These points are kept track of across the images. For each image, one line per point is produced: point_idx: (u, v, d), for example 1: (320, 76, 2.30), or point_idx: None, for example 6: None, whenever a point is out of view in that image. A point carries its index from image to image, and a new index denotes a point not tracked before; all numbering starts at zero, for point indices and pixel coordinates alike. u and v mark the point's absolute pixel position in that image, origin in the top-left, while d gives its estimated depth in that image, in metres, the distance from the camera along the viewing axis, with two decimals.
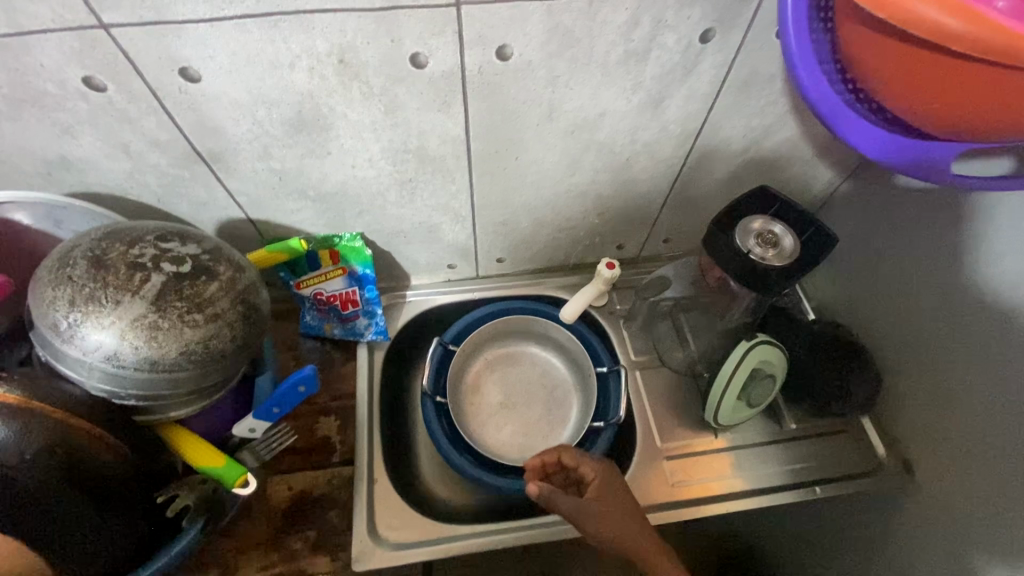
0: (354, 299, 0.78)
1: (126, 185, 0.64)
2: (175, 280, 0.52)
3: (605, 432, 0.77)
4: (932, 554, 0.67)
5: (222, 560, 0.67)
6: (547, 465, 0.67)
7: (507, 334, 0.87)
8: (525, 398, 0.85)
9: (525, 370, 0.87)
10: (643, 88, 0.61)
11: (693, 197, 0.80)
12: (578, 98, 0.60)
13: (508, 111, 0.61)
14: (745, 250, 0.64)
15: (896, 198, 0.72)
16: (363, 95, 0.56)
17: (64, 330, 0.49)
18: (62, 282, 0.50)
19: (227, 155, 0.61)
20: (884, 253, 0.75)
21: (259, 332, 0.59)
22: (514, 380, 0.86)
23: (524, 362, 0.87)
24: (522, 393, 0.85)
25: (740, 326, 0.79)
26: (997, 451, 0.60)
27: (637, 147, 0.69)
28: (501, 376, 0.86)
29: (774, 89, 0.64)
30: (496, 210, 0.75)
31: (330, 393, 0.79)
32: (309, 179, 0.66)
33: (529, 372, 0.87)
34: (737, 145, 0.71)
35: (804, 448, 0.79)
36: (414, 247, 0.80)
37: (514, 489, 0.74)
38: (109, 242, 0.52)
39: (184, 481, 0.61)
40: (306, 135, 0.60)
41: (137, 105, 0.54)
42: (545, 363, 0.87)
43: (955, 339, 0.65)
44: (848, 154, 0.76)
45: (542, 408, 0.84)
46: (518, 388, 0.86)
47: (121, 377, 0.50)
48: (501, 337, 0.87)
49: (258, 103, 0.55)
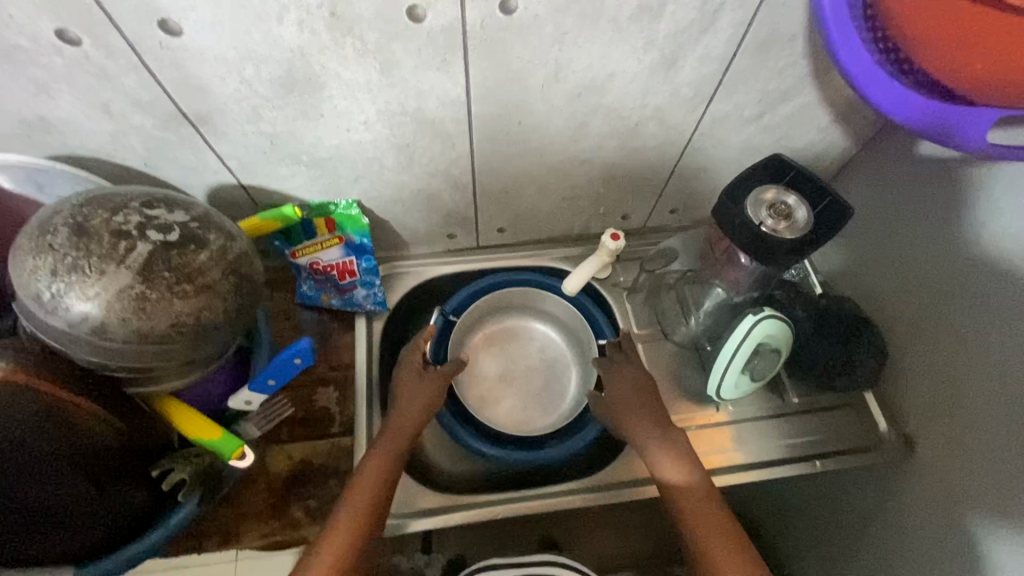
0: (352, 269, 0.76)
1: (111, 148, 0.61)
2: (163, 248, 0.50)
3: None
4: (927, 528, 0.67)
5: (225, 528, 0.69)
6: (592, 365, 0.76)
7: (507, 307, 0.85)
8: (525, 372, 0.84)
9: (525, 344, 0.86)
10: (656, 47, 0.57)
11: (703, 165, 0.77)
12: (587, 57, 0.57)
13: (512, 70, 0.57)
14: (758, 222, 0.62)
15: (917, 167, 0.69)
16: (357, 52, 0.52)
17: (48, 300, 0.47)
18: (43, 250, 0.47)
19: (215, 117, 0.58)
20: (899, 225, 0.72)
21: (253, 304, 0.57)
22: (513, 354, 0.85)
23: (523, 336, 0.86)
24: (523, 367, 0.84)
25: (746, 300, 0.77)
26: (994, 428, 0.60)
27: (648, 111, 0.66)
28: (500, 349, 0.85)
29: (795, 49, 0.60)
30: (498, 178, 0.73)
31: (328, 363, 0.78)
32: (303, 143, 0.63)
33: (529, 346, 0.85)
34: (752, 110, 0.68)
35: (806, 422, 0.79)
36: (413, 216, 0.78)
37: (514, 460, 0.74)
38: (91, 208, 0.50)
39: (179, 453, 0.59)
40: (298, 96, 0.56)
41: (116, 62, 0.51)
42: (545, 338, 0.86)
43: (966, 318, 0.64)
44: (869, 121, 0.72)
45: (541, 383, 0.83)
46: (518, 362, 0.84)
47: (110, 350, 0.49)
48: (501, 310, 0.85)
49: (246, 60, 0.52)
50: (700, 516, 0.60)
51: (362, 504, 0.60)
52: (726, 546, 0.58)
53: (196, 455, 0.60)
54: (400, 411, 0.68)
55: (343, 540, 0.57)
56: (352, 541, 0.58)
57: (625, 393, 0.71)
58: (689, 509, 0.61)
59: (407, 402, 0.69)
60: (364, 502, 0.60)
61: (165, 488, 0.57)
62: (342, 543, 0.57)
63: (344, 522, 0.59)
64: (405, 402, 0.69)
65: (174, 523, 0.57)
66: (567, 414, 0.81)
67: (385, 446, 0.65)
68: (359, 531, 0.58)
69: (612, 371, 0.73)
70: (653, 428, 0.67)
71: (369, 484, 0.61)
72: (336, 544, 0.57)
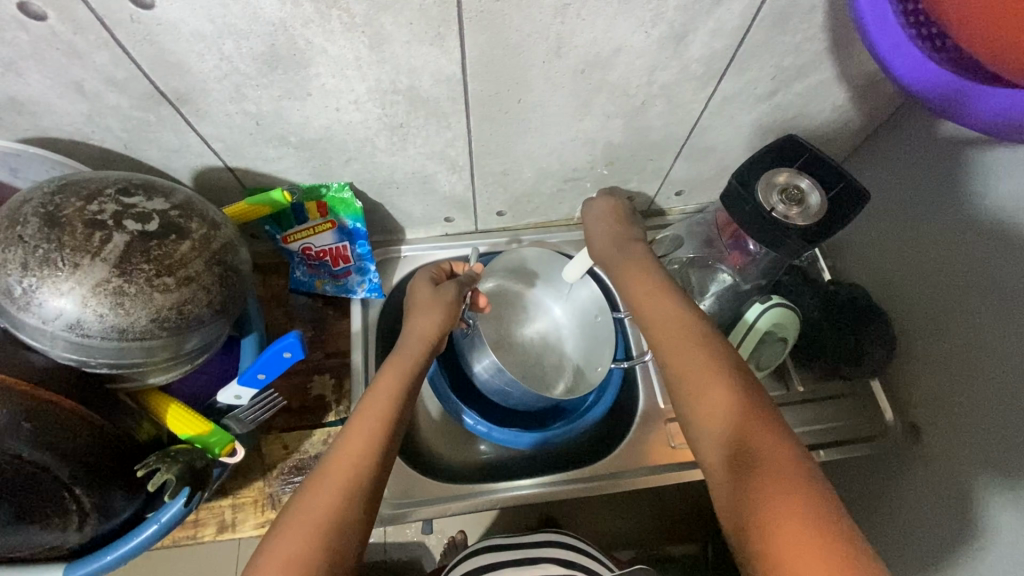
0: (345, 255, 0.75)
1: (86, 129, 0.58)
2: (141, 239, 0.47)
3: (612, 376, 0.77)
4: (933, 523, 0.65)
5: (221, 517, 0.69)
6: (614, 252, 0.68)
7: (522, 276, 0.81)
8: (519, 342, 0.80)
9: (520, 313, 0.82)
10: (665, 19, 0.53)
11: (711, 145, 0.73)
12: (592, 31, 0.53)
13: (511, 46, 0.53)
14: (768, 207, 0.59)
15: (938, 148, 0.65)
16: (344, 26, 0.49)
17: (20, 296, 0.45)
18: (13, 243, 0.45)
19: (196, 96, 0.55)
20: (917, 209, 0.68)
21: (241, 294, 0.55)
22: (511, 322, 0.81)
23: (526, 308, 0.82)
24: (522, 341, 0.80)
25: (753, 287, 0.74)
26: (997, 420, 0.58)
27: (654, 89, 0.62)
28: (498, 316, 0.80)
29: (813, 21, 0.56)
30: (496, 159, 0.69)
31: (324, 351, 0.76)
32: (290, 123, 0.59)
33: (526, 316, 0.82)
34: (764, 88, 0.64)
35: (812, 410, 0.77)
36: (408, 199, 0.75)
37: (518, 442, 0.74)
38: (63, 196, 0.47)
39: (164, 453, 0.56)
40: (282, 73, 0.53)
41: (85, 37, 0.47)
42: (543, 308, 0.82)
43: (980, 305, 0.61)
44: (887, 99, 0.68)
45: (535, 355, 0.80)
46: (513, 332, 0.81)
47: (89, 347, 0.47)
48: (514, 278, 0.82)
49: (224, 35, 0.48)
50: (712, 394, 0.50)
51: (379, 411, 0.53)
52: (741, 423, 0.47)
53: (183, 454, 0.56)
54: (413, 325, 0.62)
55: (363, 444, 0.50)
56: (371, 444, 0.50)
57: (638, 287, 0.62)
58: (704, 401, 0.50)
59: (421, 315, 0.63)
60: (379, 408, 0.53)
61: (152, 489, 0.54)
62: (363, 449, 0.50)
63: (359, 426, 0.51)
64: (420, 313, 0.63)
65: (164, 520, 0.55)
66: (563, 388, 0.79)
67: (397, 356, 0.59)
68: (379, 434, 0.51)
69: (624, 272, 0.65)
70: (664, 311, 0.59)
71: (384, 393, 0.54)
72: (352, 450, 0.50)
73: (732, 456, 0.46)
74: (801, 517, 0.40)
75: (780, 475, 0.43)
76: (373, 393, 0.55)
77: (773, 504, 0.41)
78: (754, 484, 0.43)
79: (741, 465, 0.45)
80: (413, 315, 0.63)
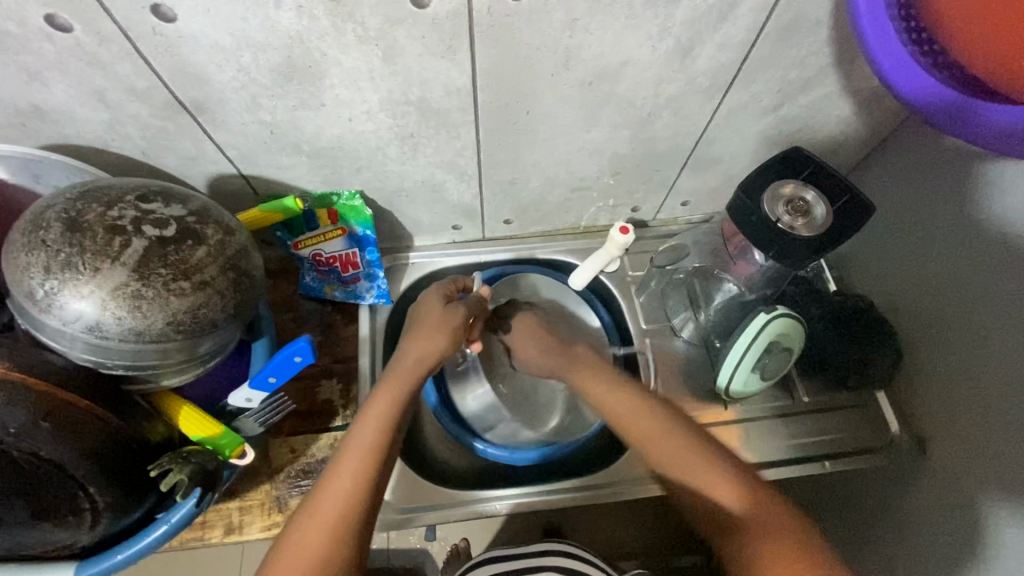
0: (355, 261, 0.76)
1: (107, 137, 0.59)
2: (159, 244, 0.49)
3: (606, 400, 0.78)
4: (937, 536, 0.65)
5: (228, 519, 0.69)
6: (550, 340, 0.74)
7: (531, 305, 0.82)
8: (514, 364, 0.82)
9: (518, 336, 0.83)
10: (672, 34, 0.54)
11: (716, 156, 0.74)
12: (599, 45, 0.54)
13: (520, 58, 0.54)
14: (774, 218, 0.60)
15: (942, 161, 0.66)
16: (358, 39, 0.50)
17: (42, 298, 0.46)
18: (36, 246, 0.46)
19: (214, 106, 0.56)
20: (922, 221, 0.69)
21: (255, 299, 0.56)
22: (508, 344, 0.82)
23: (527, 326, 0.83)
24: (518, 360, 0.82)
25: (758, 297, 0.75)
26: (1001, 432, 0.58)
27: (661, 101, 0.63)
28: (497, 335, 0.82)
29: (818, 36, 0.57)
30: (504, 169, 0.71)
31: (332, 356, 0.77)
32: (304, 132, 0.61)
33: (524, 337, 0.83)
34: (769, 101, 0.65)
35: (817, 420, 0.77)
36: (417, 207, 0.76)
37: (513, 461, 0.75)
38: (85, 202, 0.49)
39: (176, 454, 0.57)
40: (297, 84, 0.54)
41: (109, 48, 0.49)
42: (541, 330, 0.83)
43: (986, 317, 0.61)
44: (892, 113, 0.69)
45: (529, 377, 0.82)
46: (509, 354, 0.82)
47: (106, 349, 0.48)
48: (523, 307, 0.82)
49: (243, 48, 0.50)
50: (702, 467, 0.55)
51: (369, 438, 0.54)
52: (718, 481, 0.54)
53: (194, 456, 0.57)
54: (411, 344, 0.62)
55: (352, 474, 0.51)
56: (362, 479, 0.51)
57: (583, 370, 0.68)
58: (682, 467, 0.56)
59: (421, 336, 0.62)
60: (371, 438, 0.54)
61: (163, 489, 0.55)
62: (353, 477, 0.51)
63: (349, 458, 0.52)
64: (422, 334, 0.63)
65: (175, 520, 0.56)
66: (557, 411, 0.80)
67: (391, 379, 0.59)
68: (370, 465, 0.52)
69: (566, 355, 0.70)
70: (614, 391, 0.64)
71: (377, 417, 0.55)
72: (342, 485, 0.51)
73: (721, 515, 0.53)
74: (793, 565, 0.47)
75: (761, 524, 0.50)
76: (365, 421, 0.55)
77: (771, 560, 0.48)
78: (748, 544, 0.50)
79: (730, 523, 0.52)
80: (414, 335, 0.63)
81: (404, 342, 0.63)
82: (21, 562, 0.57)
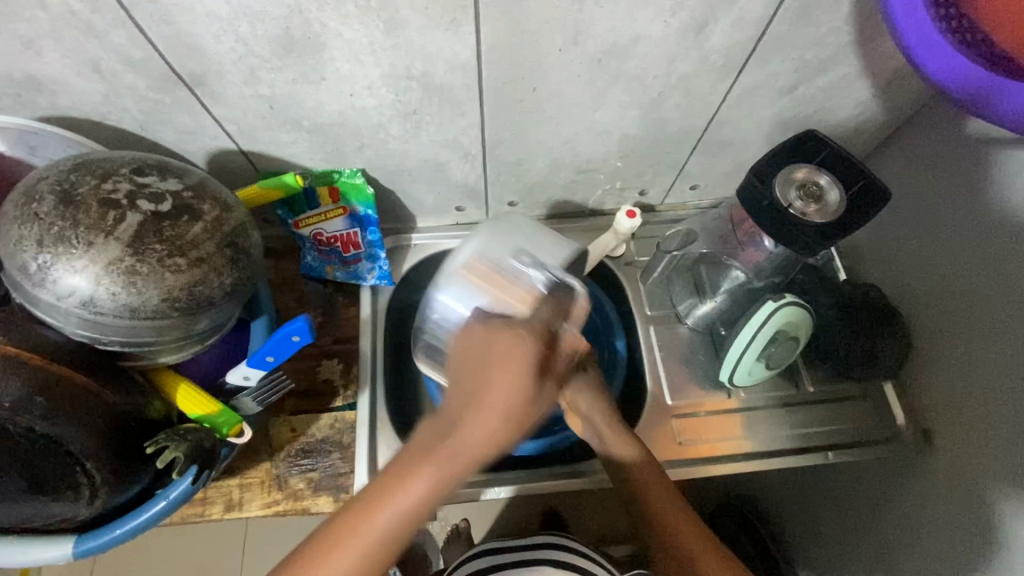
0: (356, 241, 0.75)
1: (103, 109, 0.58)
2: (154, 219, 0.48)
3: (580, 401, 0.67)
4: (937, 528, 0.64)
5: (229, 496, 0.70)
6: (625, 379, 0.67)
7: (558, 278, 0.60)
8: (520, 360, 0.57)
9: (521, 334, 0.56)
10: (686, 9, 0.52)
11: (728, 139, 0.72)
12: (610, 19, 0.52)
13: (526, 32, 0.52)
14: (786, 203, 0.58)
15: (962, 147, 0.63)
16: (358, 9, 0.48)
17: (35, 273, 0.45)
18: (29, 219, 0.46)
19: (211, 78, 0.55)
20: (937, 209, 0.67)
21: (253, 277, 0.55)
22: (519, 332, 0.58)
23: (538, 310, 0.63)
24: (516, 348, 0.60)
25: (766, 285, 0.73)
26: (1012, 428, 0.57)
27: (672, 80, 0.61)
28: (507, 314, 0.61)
29: (839, 13, 0.54)
30: (508, 149, 0.69)
31: (333, 337, 0.77)
32: (304, 107, 0.59)
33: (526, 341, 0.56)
34: (785, 81, 0.63)
35: (823, 409, 0.76)
36: (420, 187, 0.74)
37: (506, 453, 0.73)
38: (78, 175, 0.48)
39: (174, 431, 0.56)
40: (297, 56, 0.53)
41: (102, 16, 0.47)
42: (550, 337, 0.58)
43: (999, 309, 0.59)
44: (914, 96, 0.66)
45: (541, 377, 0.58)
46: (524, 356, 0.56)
47: (101, 325, 0.48)
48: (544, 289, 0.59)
49: (240, 17, 0.48)
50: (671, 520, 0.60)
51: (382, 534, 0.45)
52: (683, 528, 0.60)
53: (193, 433, 0.57)
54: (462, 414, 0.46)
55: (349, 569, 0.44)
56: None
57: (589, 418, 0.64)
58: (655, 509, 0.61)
59: (479, 416, 0.45)
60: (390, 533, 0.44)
61: (159, 464, 0.55)
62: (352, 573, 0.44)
63: (353, 554, 0.44)
64: (481, 404, 0.45)
65: (173, 497, 0.57)
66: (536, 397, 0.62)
67: (433, 453, 0.45)
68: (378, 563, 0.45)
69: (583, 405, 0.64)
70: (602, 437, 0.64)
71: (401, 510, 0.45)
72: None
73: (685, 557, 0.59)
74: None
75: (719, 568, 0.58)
76: (379, 512, 0.44)
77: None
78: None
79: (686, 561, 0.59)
80: (474, 410, 0.45)
81: (456, 408, 0.46)
82: (24, 535, 0.57)
